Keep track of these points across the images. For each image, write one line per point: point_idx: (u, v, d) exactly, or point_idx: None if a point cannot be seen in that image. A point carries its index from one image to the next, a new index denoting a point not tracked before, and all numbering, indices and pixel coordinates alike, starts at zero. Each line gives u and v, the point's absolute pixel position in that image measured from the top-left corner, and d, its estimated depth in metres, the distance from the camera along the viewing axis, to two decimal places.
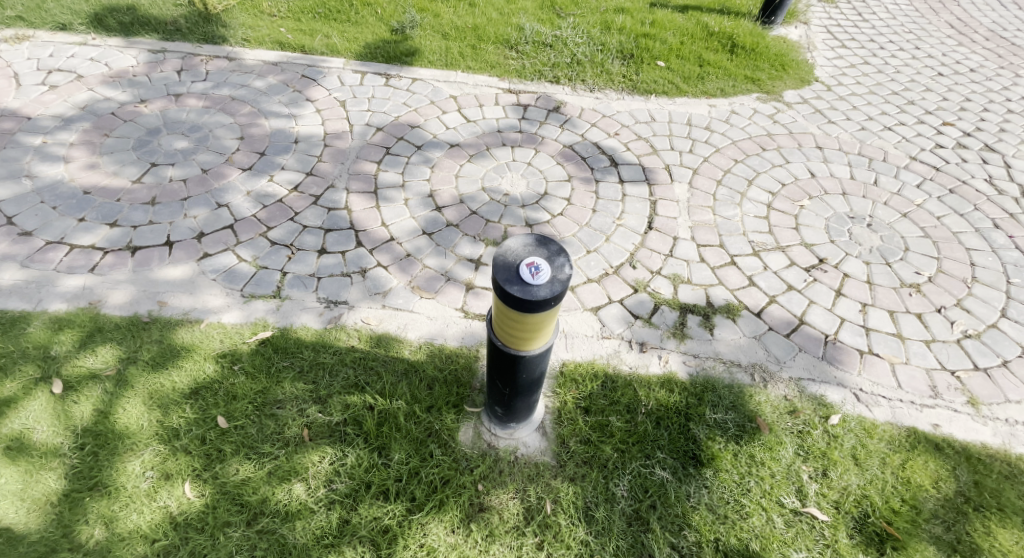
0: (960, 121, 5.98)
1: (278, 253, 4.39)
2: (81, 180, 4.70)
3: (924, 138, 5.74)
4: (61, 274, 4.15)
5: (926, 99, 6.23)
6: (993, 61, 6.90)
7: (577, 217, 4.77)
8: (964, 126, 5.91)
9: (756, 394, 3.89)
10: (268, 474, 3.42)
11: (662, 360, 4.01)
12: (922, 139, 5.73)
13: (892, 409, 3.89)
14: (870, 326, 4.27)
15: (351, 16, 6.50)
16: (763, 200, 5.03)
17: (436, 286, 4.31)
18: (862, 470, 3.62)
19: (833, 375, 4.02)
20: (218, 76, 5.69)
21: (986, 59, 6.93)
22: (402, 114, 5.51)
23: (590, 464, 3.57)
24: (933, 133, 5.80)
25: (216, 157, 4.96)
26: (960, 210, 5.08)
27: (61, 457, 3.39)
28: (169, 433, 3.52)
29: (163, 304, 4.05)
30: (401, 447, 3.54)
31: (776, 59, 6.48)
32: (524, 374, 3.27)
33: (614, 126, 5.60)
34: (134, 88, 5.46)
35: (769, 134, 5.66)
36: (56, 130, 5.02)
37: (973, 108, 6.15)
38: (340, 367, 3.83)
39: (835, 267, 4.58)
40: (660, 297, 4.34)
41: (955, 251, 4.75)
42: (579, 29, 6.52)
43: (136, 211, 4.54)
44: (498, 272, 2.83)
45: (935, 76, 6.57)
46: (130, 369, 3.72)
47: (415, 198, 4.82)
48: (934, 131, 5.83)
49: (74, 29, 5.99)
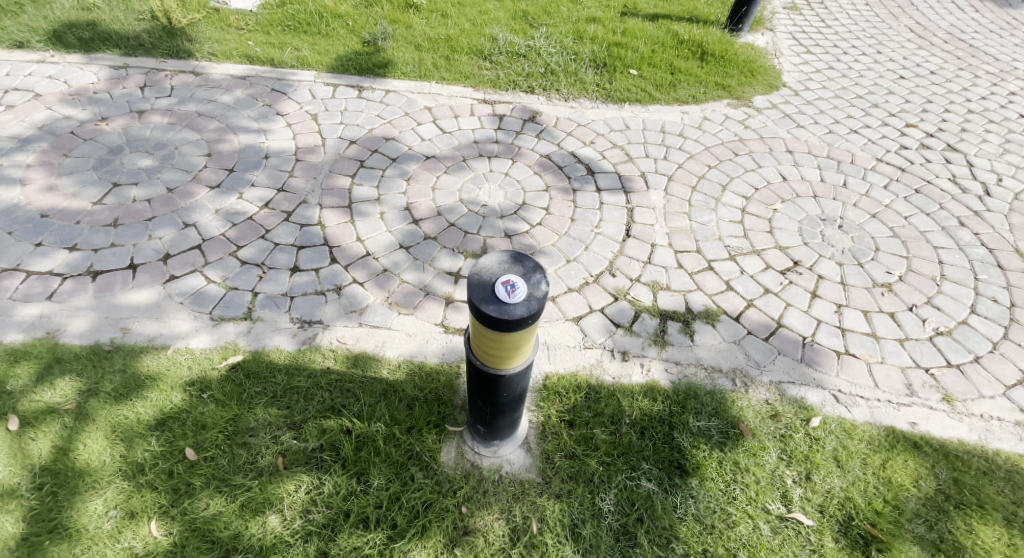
0: (922, 122, 6.09)
1: (249, 273, 4.28)
2: (37, 203, 4.53)
3: (890, 140, 5.84)
4: (17, 303, 3.99)
5: (890, 101, 6.34)
6: (952, 63, 7.06)
7: (555, 227, 4.74)
8: (926, 127, 6.03)
9: (737, 400, 3.88)
10: (241, 507, 3.31)
11: (644, 369, 3.99)
12: (887, 141, 5.82)
13: (871, 409, 3.91)
14: (846, 327, 4.30)
15: (321, 28, 6.40)
16: (737, 205, 5.05)
17: (414, 301, 4.23)
18: (844, 472, 3.63)
19: (812, 377, 4.03)
20: (183, 91, 5.54)
21: (946, 61, 7.09)
22: (377, 126, 5.43)
23: (576, 479, 3.52)
24: (897, 135, 5.90)
25: (182, 175, 4.82)
26: (926, 209, 5.16)
27: (19, 499, 3.24)
28: (133, 468, 3.39)
29: (126, 331, 3.91)
30: (381, 472, 3.46)
31: (746, 65, 6.54)
32: (505, 393, 3.24)
33: (590, 134, 5.59)
34: (95, 106, 5.28)
35: (741, 139, 5.70)
36: (12, 151, 4.82)
37: (934, 109, 6.28)
38: (315, 391, 3.74)
39: (810, 269, 4.61)
40: (640, 304, 4.32)
41: (923, 250, 4.82)
42: (552, 38, 6.51)
43: (97, 234, 4.39)
44: (473, 291, 2.81)
45: (898, 79, 6.70)
46: (91, 401, 3.58)
47: (391, 211, 4.74)
48: (899, 133, 5.93)
49: (30, 46, 5.78)
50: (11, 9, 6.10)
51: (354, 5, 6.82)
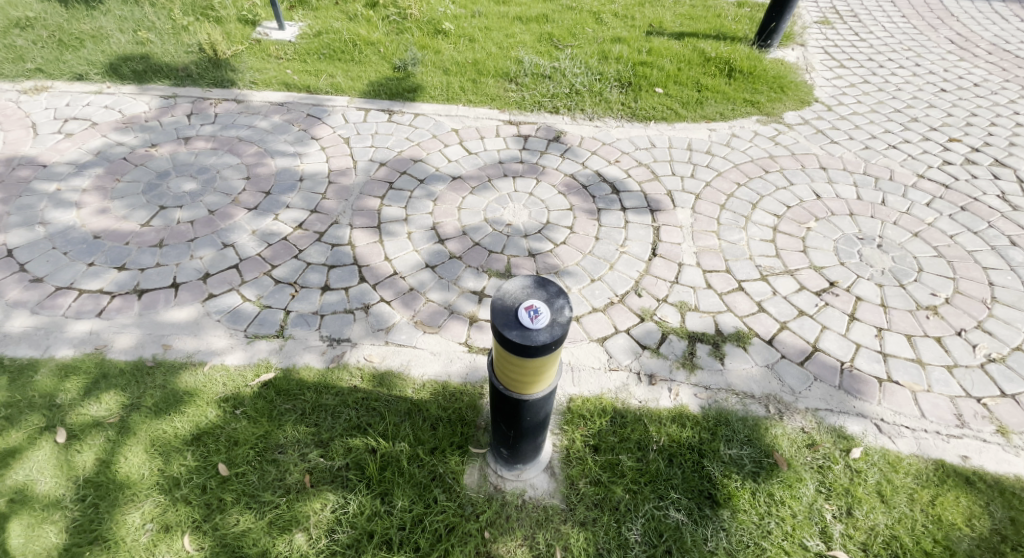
0: (967, 136, 5.80)
1: (282, 292, 4.39)
2: (92, 225, 4.79)
3: (931, 155, 5.56)
4: (69, 320, 4.19)
5: (931, 115, 6.07)
6: (997, 74, 6.73)
7: (580, 246, 4.68)
8: (972, 142, 5.72)
9: (771, 428, 3.69)
10: (269, 524, 3.35)
11: (672, 394, 3.85)
12: (929, 156, 5.55)
13: (917, 441, 3.65)
14: (888, 352, 4.05)
15: (354, 55, 6.61)
16: (768, 223, 4.88)
17: (439, 320, 4.24)
18: (889, 507, 3.39)
19: (852, 406, 3.80)
20: (226, 118, 5.80)
21: (990, 73, 6.76)
22: (405, 148, 5.54)
23: (601, 507, 3.42)
24: (939, 150, 5.62)
25: (222, 198, 5.01)
26: (974, 227, 4.87)
27: (63, 510, 3.37)
28: (169, 482, 3.48)
29: (167, 347, 4.06)
30: (404, 493, 3.45)
31: (775, 81, 6.40)
32: (528, 417, 3.19)
33: (615, 153, 5.55)
34: (146, 133, 5.59)
35: (771, 156, 5.54)
36: (70, 177, 5.13)
37: (978, 123, 5.97)
38: (342, 409, 3.77)
39: (846, 290, 4.39)
40: (667, 325, 4.18)
41: (971, 271, 4.53)
42: (577, 59, 6.54)
43: (144, 254, 4.60)
44: (496, 317, 2.80)
45: (939, 93, 6.41)
46: (133, 416, 3.71)
47: (418, 232, 4.79)
48: (941, 148, 5.65)
49: (89, 78, 6.15)
50: (73, 44, 6.51)
51: (385, 32, 7.01)
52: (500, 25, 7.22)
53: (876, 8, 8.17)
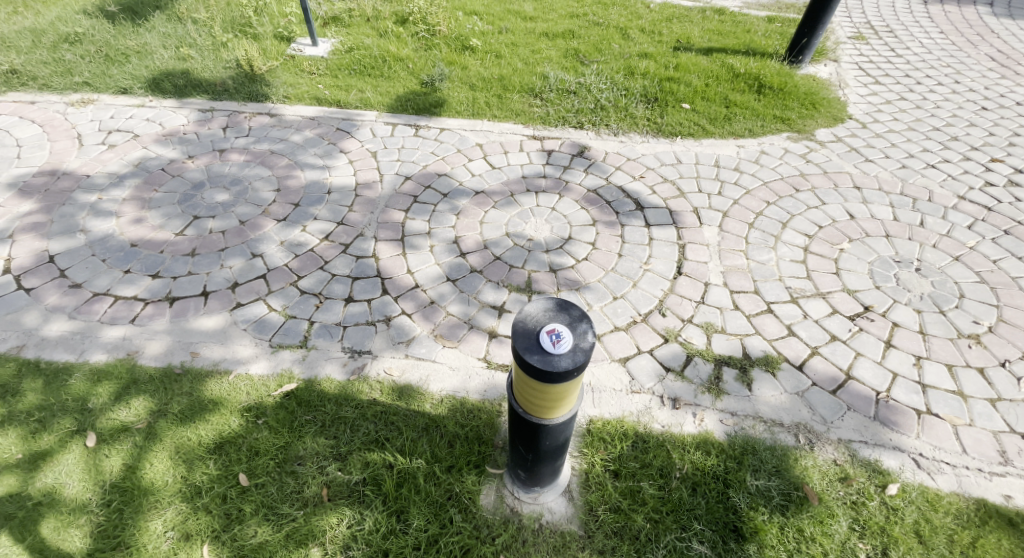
0: (1010, 156, 5.51)
1: (306, 302, 4.41)
2: (129, 234, 4.93)
3: (973, 175, 5.29)
4: (104, 326, 4.29)
5: (972, 134, 5.80)
6: None
7: (603, 262, 4.59)
8: (1015, 162, 5.44)
9: (801, 458, 3.50)
10: (286, 537, 3.33)
11: (696, 419, 3.70)
12: (970, 176, 5.28)
13: (959, 479, 3.42)
14: (927, 383, 3.81)
15: (383, 70, 6.71)
16: (798, 243, 4.70)
17: (459, 334, 4.19)
18: (928, 549, 3.17)
19: (889, 439, 3.59)
20: (259, 131, 5.94)
21: None
22: (430, 163, 5.56)
23: (620, 536, 3.28)
24: (981, 170, 5.35)
25: (253, 209, 5.11)
26: (1018, 252, 4.59)
27: (89, 514, 3.42)
28: (191, 490, 3.49)
29: (195, 355, 4.11)
30: (420, 512, 3.38)
31: (807, 97, 6.23)
32: (547, 441, 3.09)
33: (639, 169, 5.45)
34: (183, 145, 5.76)
35: (802, 174, 5.35)
36: (111, 187, 5.31)
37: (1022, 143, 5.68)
38: (361, 422, 3.74)
39: (882, 315, 4.17)
40: (692, 347, 4.04)
41: (1017, 298, 4.26)
42: (602, 75, 6.50)
43: (177, 263, 4.69)
44: (517, 340, 2.72)
45: (980, 111, 6.13)
46: (160, 422, 3.75)
47: (441, 245, 4.78)
48: (983, 168, 5.38)
49: (133, 92, 6.40)
50: (119, 59, 6.80)
51: (415, 48, 7.11)
52: (526, 41, 7.24)
53: (913, 24, 7.91)
